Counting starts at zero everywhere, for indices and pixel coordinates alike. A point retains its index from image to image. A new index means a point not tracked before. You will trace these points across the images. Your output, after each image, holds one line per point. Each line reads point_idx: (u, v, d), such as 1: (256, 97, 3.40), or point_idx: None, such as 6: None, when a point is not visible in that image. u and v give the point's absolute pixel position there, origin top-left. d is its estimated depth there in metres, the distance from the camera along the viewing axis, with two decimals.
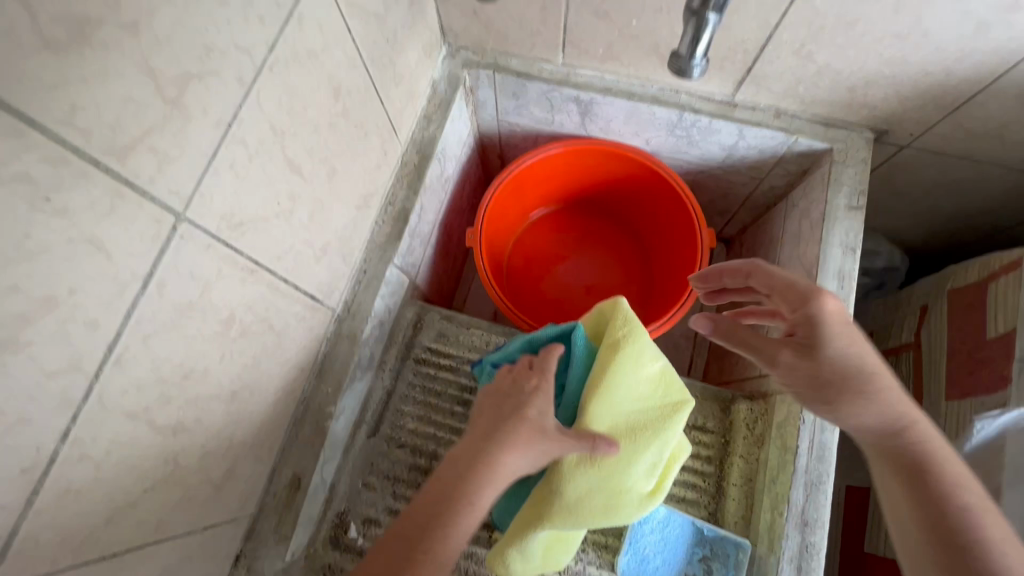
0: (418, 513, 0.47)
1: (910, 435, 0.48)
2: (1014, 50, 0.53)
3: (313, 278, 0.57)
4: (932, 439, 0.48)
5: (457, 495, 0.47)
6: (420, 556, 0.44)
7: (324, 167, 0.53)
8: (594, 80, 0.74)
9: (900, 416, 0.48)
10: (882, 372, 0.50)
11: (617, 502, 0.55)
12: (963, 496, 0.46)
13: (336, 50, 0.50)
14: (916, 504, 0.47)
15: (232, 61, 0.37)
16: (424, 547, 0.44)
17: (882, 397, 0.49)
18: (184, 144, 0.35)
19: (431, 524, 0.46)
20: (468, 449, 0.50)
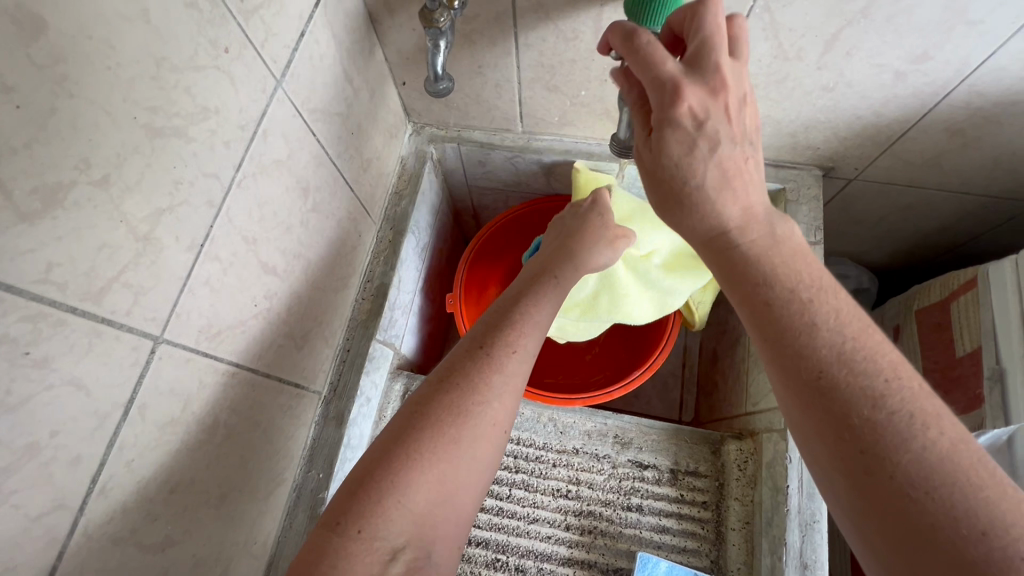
0: (456, 367, 0.44)
1: (874, 400, 0.34)
2: (933, 93, 0.57)
3: (296, 367, 0.58)
4: (924, 421, 0.33)
5: (519, 308, 0.50)
6: (483, 375, 0.43)
7: (298, 260, 0.55)
8: (555, 143, 0.78)
9: (872, 376, 0.34)
10: (813, 298, 0.38)
11: (607, 314, 0.71)
12: (968, 512, 0.30)
13: (302, 153, 0.53)
14: (883, 499, 0.32)
15: (200, 188, 0.40)
16: (483, 390, 0.42)
17: (813, 325, 0.37)
18: (157, 273, 0.37)
19: (489, 352, 0.45)
20: (495, 317, 0.49)
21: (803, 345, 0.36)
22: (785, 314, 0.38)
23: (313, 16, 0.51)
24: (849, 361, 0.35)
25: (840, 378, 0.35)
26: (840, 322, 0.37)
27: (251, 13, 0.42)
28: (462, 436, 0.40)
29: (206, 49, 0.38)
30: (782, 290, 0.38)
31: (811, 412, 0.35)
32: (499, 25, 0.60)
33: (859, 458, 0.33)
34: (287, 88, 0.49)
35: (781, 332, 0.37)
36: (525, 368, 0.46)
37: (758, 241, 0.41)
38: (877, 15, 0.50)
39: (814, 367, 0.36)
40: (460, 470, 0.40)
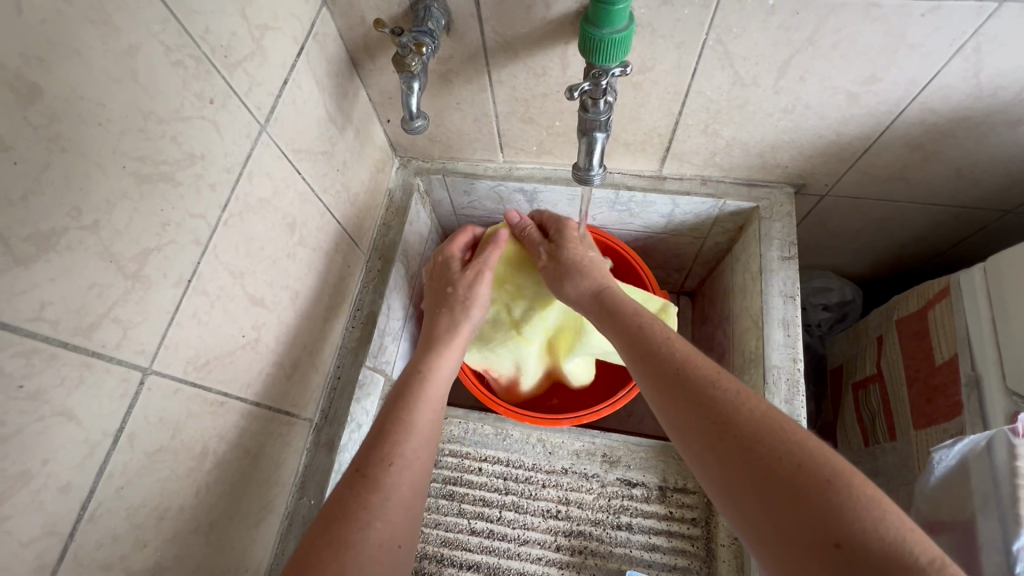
0: (366, 453, 0.48)
1: (713, 381, 0.43)
2: (887, 112, 0.60)
3: (286, 395, 0.60)
4: (748, 395, 0.41)
5: (418, 379, 0.56)
6: (387, 458, 0.47)
7: (285, 292, 0.58)
8: (534, 171, 0.81)
9: (707, 367, 0.44)
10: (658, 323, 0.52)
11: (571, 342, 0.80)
12: (789, 452, 0.36)
13: (287, 191, 0.56)
14: (737, 464, 0.37)
15: (187, 228, 0.42)
16: (388, 473, 0.46)
17: (666, 335, 0.50)
18: (145, 309, 0.39)
19: (393, 431, 0.49)
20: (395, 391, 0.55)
21: (658, 355, 0.48)
22: (644, 334, 0.51)
23: (296, 65, 0.55)
24: (691, 356, 0.46)
25: (688, 368, 0.45)
26: (682, 338, 0.49)
27: (235, 66, 0.46)
28: (374, 519, 0.43)
29: (191, 101, 0.42)
30: (642, 323, 0.53)
31: (672, 404, 0.43)
32: (472, 65, 0.64)
33: (712, 427, 0.40)
34: (272, 131, 0.52)
35: (645, 344, 0.50)
36: (423, 452, 0.50)
37: (618, 300, 0.58)
38: (823, 42, 0.54)
39: (669, 364, 0.46)
40: (367, 562, 0.41)
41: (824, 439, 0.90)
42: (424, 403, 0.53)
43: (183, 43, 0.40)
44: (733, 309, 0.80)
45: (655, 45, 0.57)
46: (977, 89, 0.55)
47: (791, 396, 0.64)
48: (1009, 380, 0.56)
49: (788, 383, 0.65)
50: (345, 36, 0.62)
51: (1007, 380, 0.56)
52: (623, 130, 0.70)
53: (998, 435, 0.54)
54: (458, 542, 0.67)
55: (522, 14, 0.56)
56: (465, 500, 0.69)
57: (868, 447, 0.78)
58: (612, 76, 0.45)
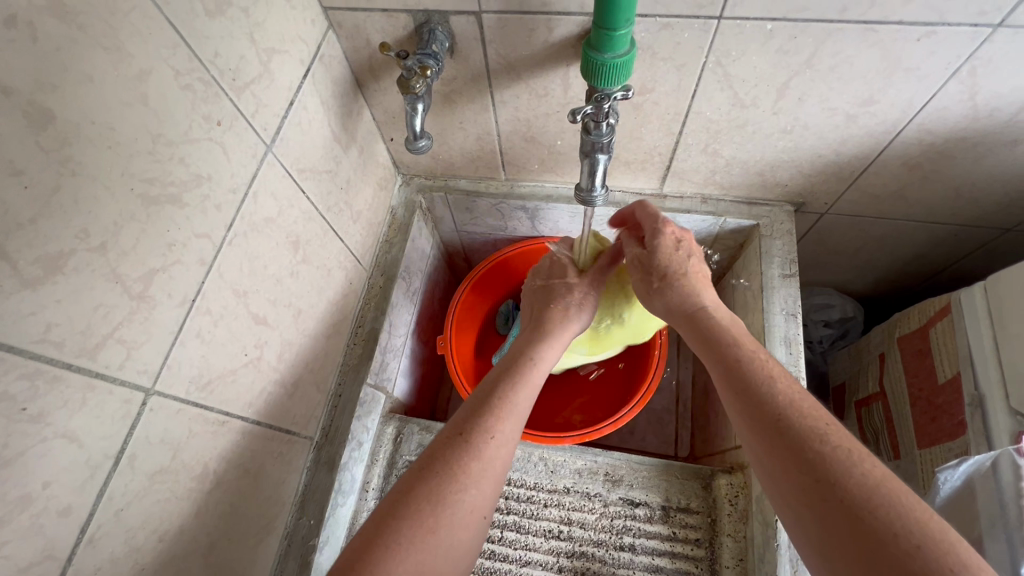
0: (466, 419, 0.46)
1: (821, 435, 0.39)
2: (885, 132, 0.61)
3: (287, 414, 0.60)
4: (861, 454, 0.38)
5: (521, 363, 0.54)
6: (488, 430, 0.46)
7: (289, 310, 0.58)
8: (537, 189, 0.81)
9: (818, 418, 0.40)
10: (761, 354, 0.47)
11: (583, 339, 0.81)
12: (905, 529, 0.33)
13: (291, 210, 0.56)
14: (842, 528, 0.34)
15: (192, 248, 0.43)
16: (488, 443, 0.45)
17: (769, 371, 0.45)
18: (150, 329, 0.39)
19: (498, 406, 0.48)
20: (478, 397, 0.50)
21: (762, 392, 0.43)
22: (748, 364, 0.46)
23: (302, 87, 0.56)
24: (801, 403, 0.42)
25: (795, 414, 0.41)
26: (788, 376, 0.45)
27: (242, 89, 0.47)
28: (469, 487, 0.42)
29: (199, 124, 0.42)
30: (743, 350, 0.48)
31: (775, 449, 0.40)
32: (475, 85, 0.65)
33: (815, 487, 0.37)
34: (277, 151, 0.53)
35: (746, 377, 0.45)
36: (520, 428, 0.48)
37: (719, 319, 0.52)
38: (821, 65, 0.54)
39: (774, 406, 0.42)
40: (453, 532, 0.40)
41: None
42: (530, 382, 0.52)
43: (192, 67, 0.41)
44: None
45: (656, 67, 0.58)
46: (973, 111, 0.56)
47: None
48: (1013, 400, 0.56)
49: None
50: (351, 58, 0.63)
51: (1010, 399, 0.56)
52: (625, 149, 0.71)
53: (1003, 456, 0.53)
54: None
55: (524, 37, 0.57)
56: None
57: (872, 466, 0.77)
58: (614, 99, 0.46)
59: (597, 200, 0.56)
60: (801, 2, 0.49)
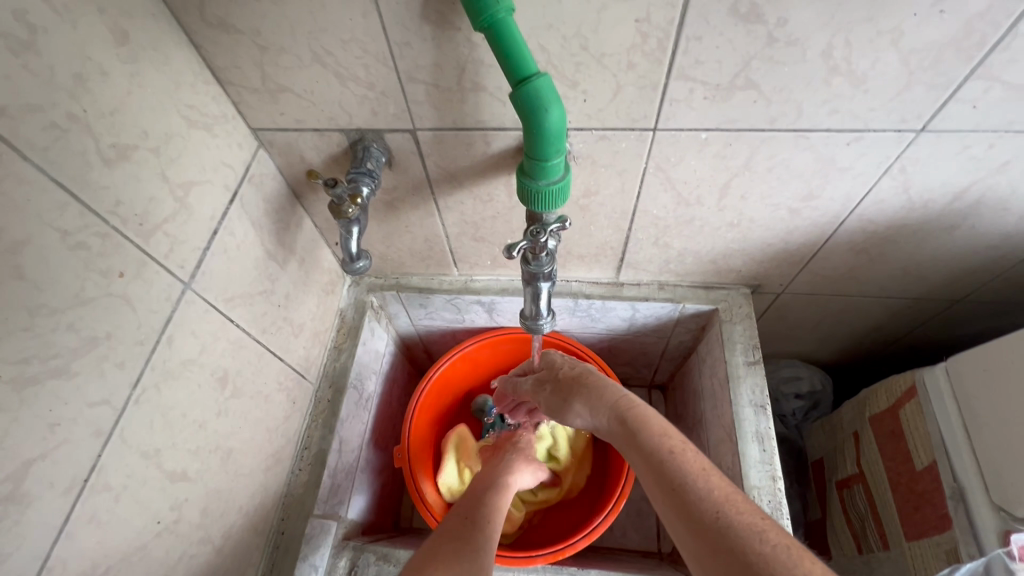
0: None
1: (758, 535, 0.35)
2: (829, 223, 0.61)
3: (216, 573, 0.52)
4: (800, 553, 0.34)
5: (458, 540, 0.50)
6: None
7: (216, 454, 0.52)
8: (491, 283, 0.79)
9: (752, 514, 0.37)
10: (684, 452, 0.44)
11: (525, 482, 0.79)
12: None
13: (218, 343, 0.52)
14: None
15: (85, 420, 0.37)
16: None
17: (693, 470, 0.41)
18: (22, 532, 0.33)
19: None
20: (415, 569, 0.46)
21: (691, 495, 0.40)
22: (672, 463, 0.43)
23: (228, 212, 0.52)
24: (732, 500, 0.39)
25: (729, 516, 0.37)
26: (719, 473, 0.41)
27: (152, 231, 0.43)
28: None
29: (95, 281, 0.38)
30: (667, 448, 0.44)
31: (714, 560, 0.36)
32: (417, 193, 0.63)
33: None
34: (198, 286, 0.49)
35: (673, 481, 0.41)
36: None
37: (637, 414, 0.49)
38: (759, 167, 0.54)
39: (706, 510, 0.38)
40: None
41: (815, 538, 0.85)
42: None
43: (86, 223, 0.37)
44: (705, 413, 0.77)
45: (598, 173, 0.57)
46: (909, 201, 0.57)
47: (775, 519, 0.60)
48: (994, 494, 0.54)
49: (770, 503, 0.61)
50: (285, 172, 0.61)
51: (991, 493, 0.54)
52: (576, 244, 0.70)
53: (994, 559, 0.51)
54: None
55: (463, 150, 0.56)
56: None
57: (860, 554, 0.74)
58: (552, 230, 0.44)
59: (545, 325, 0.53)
60: (731, 115, 0.49)
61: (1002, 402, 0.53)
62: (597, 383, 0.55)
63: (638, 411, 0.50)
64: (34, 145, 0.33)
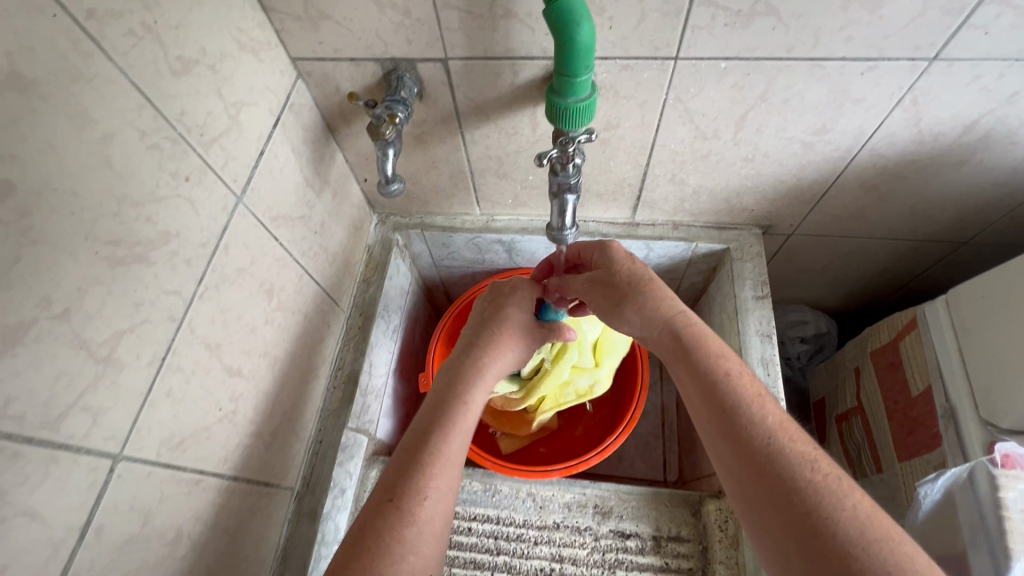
0: (397, 477, 0.45)
1: (810, 465, 0.40)
2: (841, 157, 0.63)
3: (265, 466, 0.58)
4: (848, 484, 0.39)
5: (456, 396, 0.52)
6: (423, 487, 0.44)
7: (264, 359, 0.57)
8: (512, 222, 0.82)
9: (804, 445, 0.41)
10: (741, 379, 0.46)
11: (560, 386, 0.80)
12: (892, 565, 0.34)
13: (265, 258, 0.56)
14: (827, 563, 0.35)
15: (161, 306, 0.42)
16: (421, 505, 0.44)
17: (751, 397, 0.45)
18: (117, 393, 0.38)
19: (430, 459, 0.46)
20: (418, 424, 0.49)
21: (744, 420, 0.43)
22: (727, 390, 0.45)
23: (272, 136, 0.56)
24: (786, 428, 0.42)
25: (782, 443, 0.41)
26: (773, 400, 0.45)
27: (210, 143, 0.47)
28: (408, 552, 0.41)
29: (167, 181, 0.42)
30: (725, 372, 0.47)
31: (759, 481, 0.40)
32: (445, 126, 0.66)
33: (804, 520, 0.37)
34: (248, 202, 0.53)
35: (730, 404, 0.44)
36: (455, 477, 0.47)
37: (694, 335, 0.50)
38: (775, 99, 0.57)
39: (760, 435, 0.42)
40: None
41: None
42: (461, 429, 0.49)
43: (158, 126, 0.41)
44: None
45: (619, 105, 0.60)
46: (919, 135, 0.59)
47: None
48: (982, 410, 0.58)
49: None
50: (321, 104, 0.64)
51: (979, 409, 0.58)
52: (595, 181, 0.72)
53: (979, 466, 0.55)
54: None
55: (490, 81, 0.59)
56: (455, 563, 0.67)
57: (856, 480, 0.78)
58: (578, 142, 0.47)
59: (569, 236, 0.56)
60: (750, 44, 0.51)
61: (999, 325, 0.57)
62: (654, 292, 0.54)
63: (694, 331, 0.51)
64: (115, 48, 0.37)
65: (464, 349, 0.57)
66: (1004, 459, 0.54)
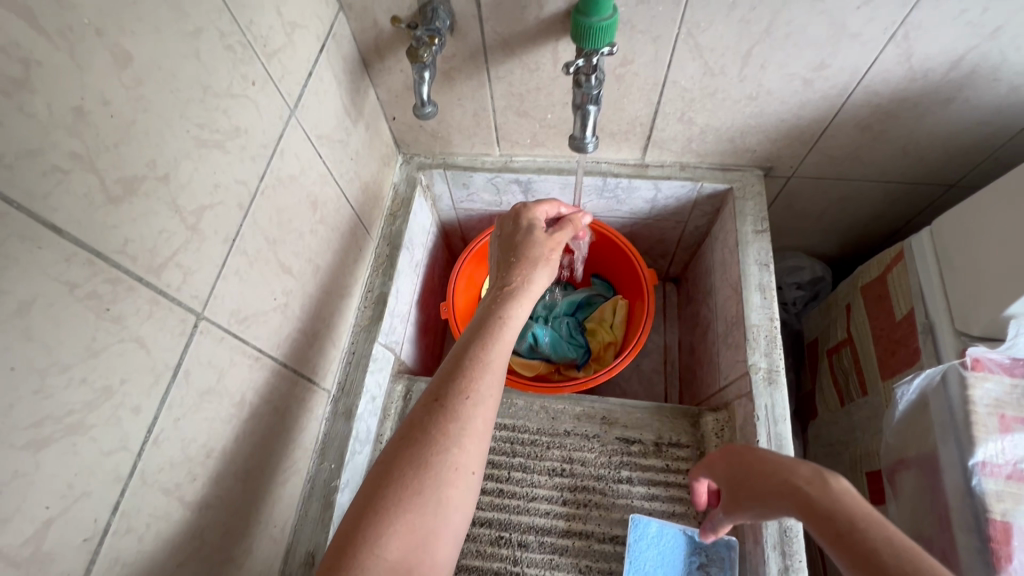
0: (443, 383, 0.47)
1: (858, 528, 0.44)
2: (839, 95, 0.69)
3: (308, 363, 0.64)
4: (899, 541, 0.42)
5: (495, 314, 0.53)
6: (465, 390, 0.47)
7: (308, 265, 0.63)
8: (529, 163, 0.88)
9: (854, 510, 0.46)
10: (801, 471, 0.51)
11: None
12: None
13: (311, 172, 0.62)
14: None
15: (232, 192, 0.48)
16: (465, 406, 0.46)
17: (813, 480, 0.50)
18: (201, 259, 0.44)
19: (472, 366, 0.48)
20: (464, 339, 0.52)
21: (812, 507, 0.48)
22: (866, 536, 0.43)
23: (318, 60, 0.61)
24: (842, 500, 0.47)
25: (840, 516, 0.46)
26: (830, 478, 0.49)
27: (271, 55, 0.52)
28: (452, 446, 0.44)
29: (239, 81, 0.48)
30: (794, 477, 0.51)
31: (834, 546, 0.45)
32: (473, 61, 0.71)
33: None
34: (299, 116, 0.58)
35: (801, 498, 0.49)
36: (499, 384, 0.49)
37: (769, 469, 0.54)
38: (779, 33, 0.62)
39: (821, 512, 0.47)
40: (443, 489, 0.43)
41: (807, 407, 0.97)
42: (503, 338, 0.51)
43: (233, 30, 0.46)
44: (715, 284, 0.87)
45: (635, 40, 0.65)
46: (911, 71, 0.64)
47: (770, 349, 0.70)
48: (958, 322, 0.64)
49: (766, 339, 0.71)
50: (358, 38, 0.69)
51: (955, 322, 0.64)
52: (609, 120, 0.78)
53: (951, 369, 0.61)
54: None
55: (518, 14, 0.64)
56: None
57: (843, 406, 0.85)
58: (602, 55, 0.53)
59: (590, 147, 0.62)
60: None
61: (974, 244, 0.62)
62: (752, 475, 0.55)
63: (774, 467, 0.53)
64: None
65: (506, 267, 0.59)
66: (974, 362, 0.60)
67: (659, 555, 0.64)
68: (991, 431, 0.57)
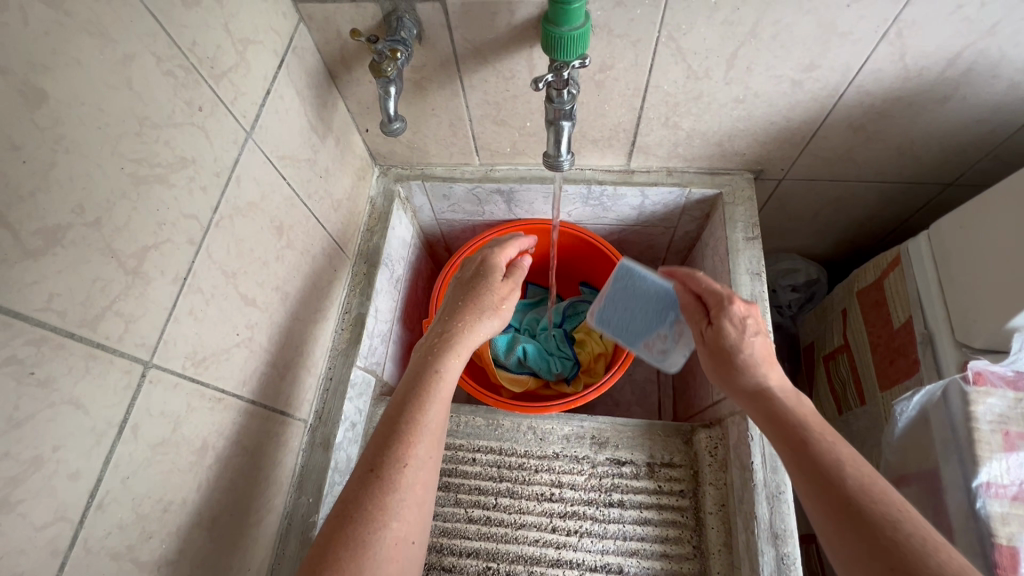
0: (378, 452, 0.46)
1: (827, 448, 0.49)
2: (829, 96, 0.65)
3: (282, 395, 0.61)
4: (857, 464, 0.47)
5: (432, 372, 0.52)
6: (402, 459, 0.46)
7: (276, 293, 0.59)
8: (511, 172, 0.84)
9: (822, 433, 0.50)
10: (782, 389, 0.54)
11: None
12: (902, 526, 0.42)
13: (274, 196, 0.58)
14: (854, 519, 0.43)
15: (181, 228, 0.44)
16: (402, 476, 0.45)
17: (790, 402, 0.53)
18: (145, 303, 0.41)
19: (408, 432, 0.47)
20: (399, 401, 0.50)
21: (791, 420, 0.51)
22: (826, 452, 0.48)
23: (277, 76, 0.58)
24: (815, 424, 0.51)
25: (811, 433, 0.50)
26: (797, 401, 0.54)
27: (220, 76, 0.49)
28: (390, 520, 0.44)
29: (182, 108, 0.44)
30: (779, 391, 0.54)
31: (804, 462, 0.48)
32: (445, 71, 0.67)
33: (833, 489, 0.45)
34: (257, 138, 0.55)
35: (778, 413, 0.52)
36: (437, 445, 0.49)
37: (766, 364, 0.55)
38: (765, 34, 0.59)
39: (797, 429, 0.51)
40: (384, 566, 0.42)
41: None
42: (440, 399, 0.51)
43: (172, 54, 0.43)
44: None
45: (613, 44, 0.61)
46: (905, 70, 0.61)
47: None
48: (958, 334, 0.61)
49: None
50: (322, 50, 0.66)
51: (956, 333, 0.61)
52: (591, 127, 0.74)
53: (952, 384, 0.58)
54: (454, 529, 0.68)
55: (488, 20, 0.60)
56: (461, 490, 0.71)
57: (841, 415, 0.82)
58: (572, 68, 0.50)
59: (565, 163, 0.58)
60: None
61: (975, 251, 0.60)
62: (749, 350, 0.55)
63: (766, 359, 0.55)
64: None
65: (445, 317, 0.58)
66: (976, 376, 0.57)
67: (648, 300, 0.68)
68: (995, 450, 0.54)
